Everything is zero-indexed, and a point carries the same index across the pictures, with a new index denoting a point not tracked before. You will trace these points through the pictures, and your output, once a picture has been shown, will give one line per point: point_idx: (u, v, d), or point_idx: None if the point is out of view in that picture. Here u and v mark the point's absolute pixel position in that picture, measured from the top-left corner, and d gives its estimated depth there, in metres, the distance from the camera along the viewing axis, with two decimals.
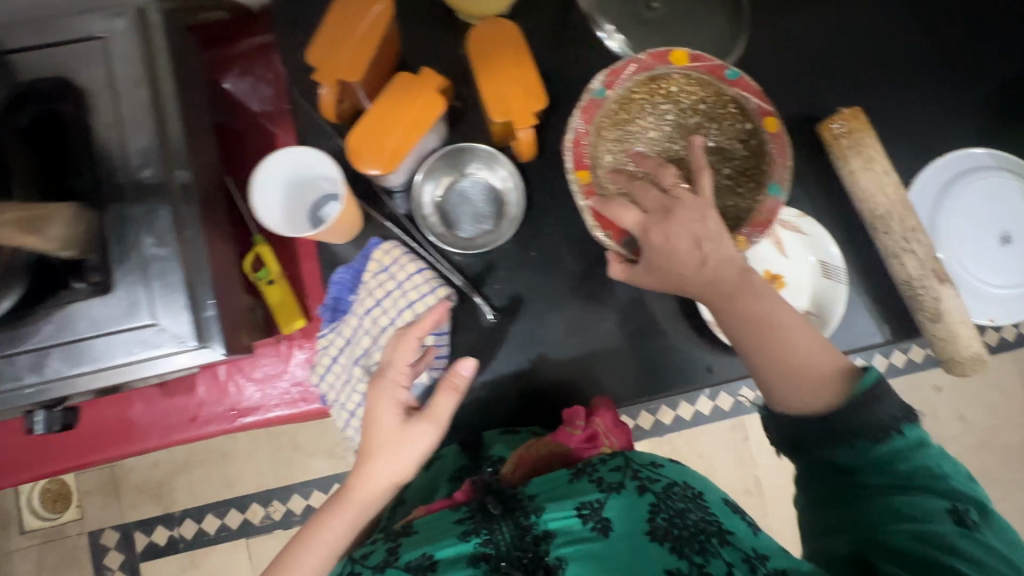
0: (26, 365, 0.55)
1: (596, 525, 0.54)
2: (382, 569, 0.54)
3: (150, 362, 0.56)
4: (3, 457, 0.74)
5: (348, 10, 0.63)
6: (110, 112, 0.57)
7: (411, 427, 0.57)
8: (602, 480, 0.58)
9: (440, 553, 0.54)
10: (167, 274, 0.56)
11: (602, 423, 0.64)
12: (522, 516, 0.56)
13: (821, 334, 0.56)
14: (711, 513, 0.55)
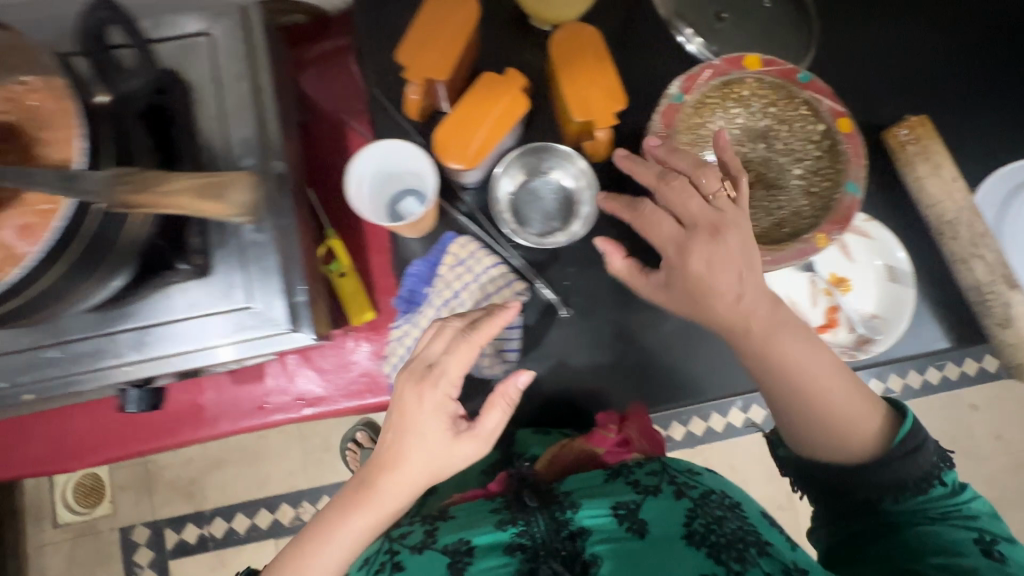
0: (129, 343, 0.57)
1: (631, 526, 0.57)
2: (420, 549, 0.59)
3: (246, 344, 0.58)
4: (79, 438, 0.76)
5: (437, 11, 0.65)
6: (214, 104, 0.60)
7: (456, 441, 0.52)
8: (638, 482, 0.62)
9: (476, 540, 0.59)
10: (264, 259, 0.57)
11: (635, 428, 0.67)
12: (559, 511, 0.60)
13: (861, 383, 0.55)
14: (751, 524, 0.56)
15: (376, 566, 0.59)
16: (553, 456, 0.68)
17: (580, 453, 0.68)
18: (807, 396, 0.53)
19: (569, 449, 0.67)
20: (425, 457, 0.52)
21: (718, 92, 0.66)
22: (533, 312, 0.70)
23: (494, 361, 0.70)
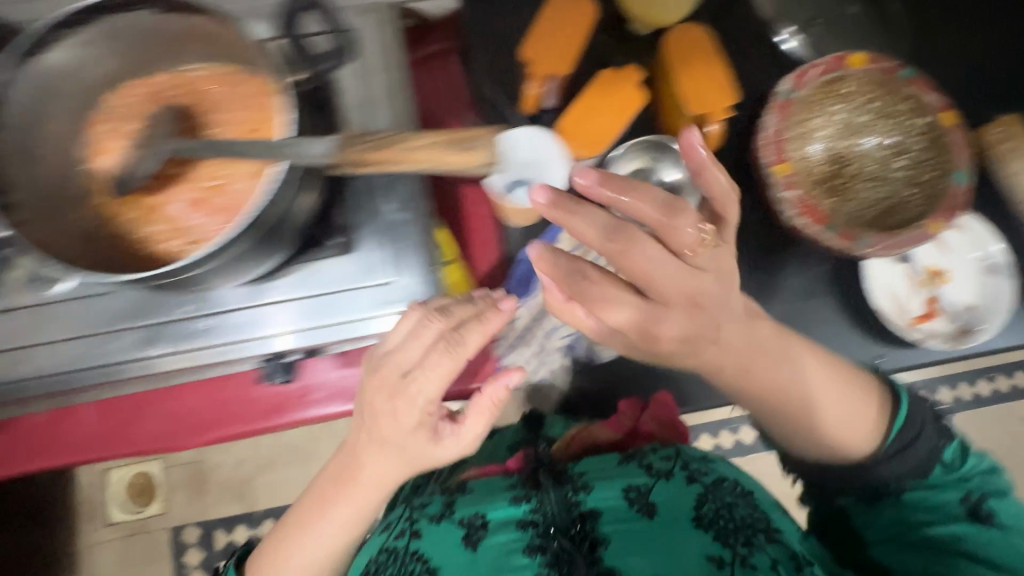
0: (279, 317, 0.60)
1: (640, 507, 0.66)
2: (440, 518, 0.71)
3: (385, 318, 0.60)
4: (190, 419, 0.77)
5: (559, 12, 0.70)
6: (359, 90, 0.63)
7: (443, 441, 0.53)
8: (652, 467, 0.71)
9: (493, 514, 0.69)
10: (407, 238, 0.61)
11: (649, 419, 0.78)
12: (571, 491, 0.70)
13: (843, 391, 0.60)
14: (761, 512, 0.66)
15: (398, 533, 0.72)
16: (571, 439, 0.81)
17: (600, 439, 0.79)
18: (793, 411, 0.58)
19: (588, 433, 0.80)
20: (392, 459, 0.54)
21: (824, 89, 0.68)
22: None
23: (608, 344, 0.73)
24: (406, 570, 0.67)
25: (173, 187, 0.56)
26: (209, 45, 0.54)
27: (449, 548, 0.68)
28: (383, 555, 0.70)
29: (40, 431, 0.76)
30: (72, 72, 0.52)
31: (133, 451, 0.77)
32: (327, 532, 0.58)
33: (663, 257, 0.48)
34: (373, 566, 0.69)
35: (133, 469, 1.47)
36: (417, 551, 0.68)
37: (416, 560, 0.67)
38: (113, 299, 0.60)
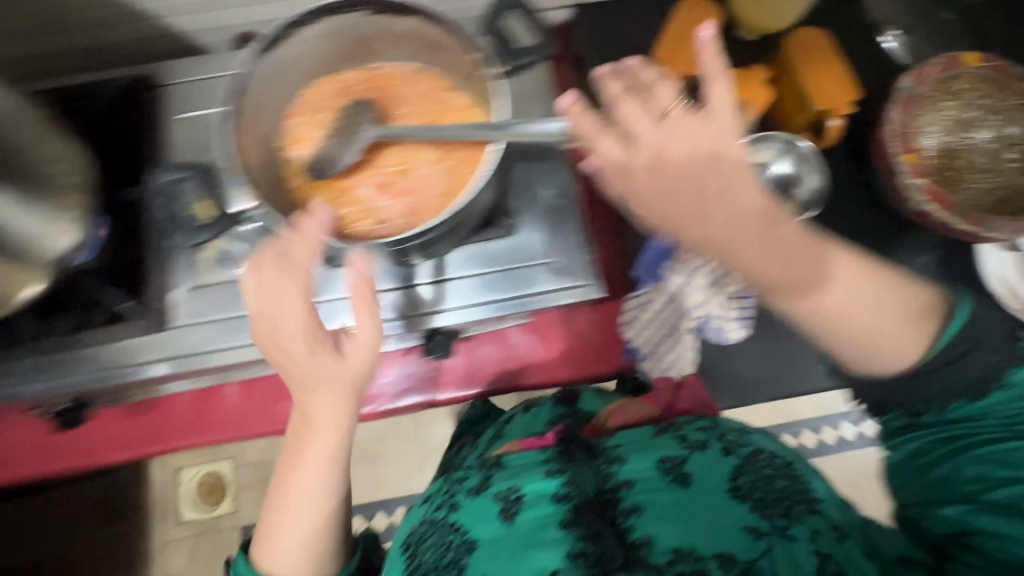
0: (451, 292, 0.65)
1: (675, 477, 0.55)
2: (476, 493, 0.59)
3: (544, 296, 0.65)
4: None
5: (689, 18, 0.75)
6: (517, 88, 0.70)
7: (319, 358, 0.48)
8: (686, 437, 0.59)
9: (526, 489, 0.57)
10: (563, 221, 0.66)
11: (686, 399, 0.69)
12: (604, 463, 0.59)
13: (863, 289, 0.50)
14: (803, 483, 0.55)
15: (438, 505, 0.61)
16: (609, 417, 0.68)
17: (636, 416, 0.67)
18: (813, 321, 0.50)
19: (624, 412, 0.67)
20: (342, 400, 0.50)
21: (943, 87, 0.73)
22: None
23: (737, 327, 0.75)
24: (442, 545, 0.56)
25: (362, 170, 0.61)
26: (404, 41, 0.60)
27: (483, 523, 0.56)
28: (425, 527, 0.60)
29: (186, 408, 0.79)
30: (287, 65, 0.58)
31: (273, 430, 0.80)
32: (319, 490, 0.53)
33: (700, 127, 0.44)
34: (412, 545, 0.60)
35: (205, 466, 1.33)
36: (456, 523, 0.57)
37: (454, 533, 0.56)
38: None
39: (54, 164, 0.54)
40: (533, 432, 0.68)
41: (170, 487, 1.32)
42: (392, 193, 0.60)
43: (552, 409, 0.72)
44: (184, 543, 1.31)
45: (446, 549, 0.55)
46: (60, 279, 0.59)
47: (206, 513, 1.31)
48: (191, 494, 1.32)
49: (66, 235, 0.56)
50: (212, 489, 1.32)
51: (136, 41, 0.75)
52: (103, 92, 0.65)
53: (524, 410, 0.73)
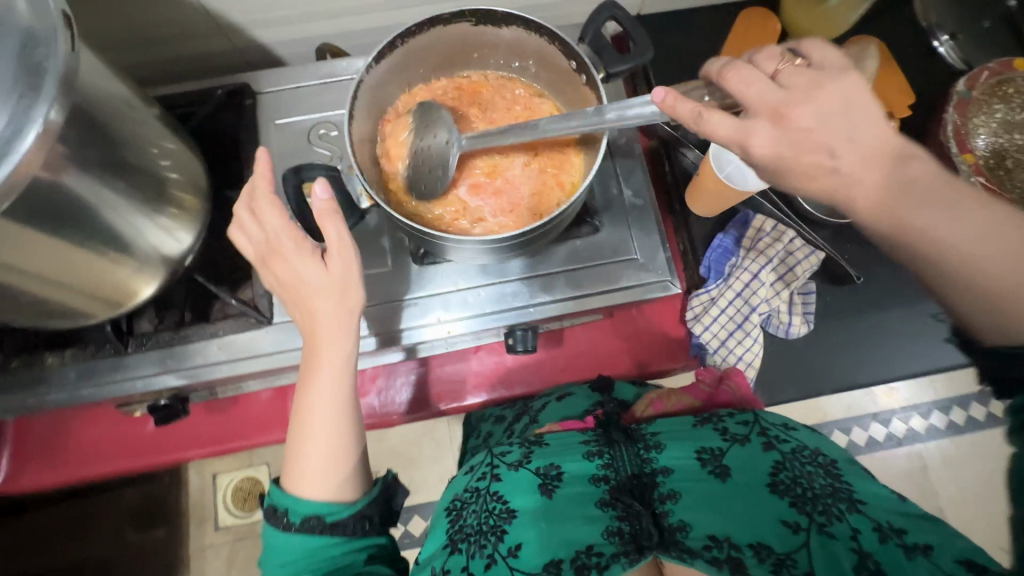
0: (541, 287, 0.68)
1: (714, 469, 0.59)
2: (517, 466, 0.64)
3: (627, 291, 0.68)
4: (399, 398, 0.82)
5: (749, 31, 0.81)
6: None
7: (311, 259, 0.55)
8: (727, 430, 0.63)
9: (566, 466, 0.62)
10: (643, 220, 0.69)
11: (734, 387, 0.72)
12: (643, 449, 0.64)
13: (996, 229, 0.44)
14: (844, 480, 0.57)
15: (479, 475, 0.65)
16: (650, 405, 0.72)
17: (676, 405, 0.71)
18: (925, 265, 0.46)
19: (664, 400, 0.72)
20: (335, 304, 0.56)
21: (994, 87, 0.77)
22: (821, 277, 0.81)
23: (801, 321, 0.77)
24: (485, 511, 0.61)
25: (456, 171, 0.64)
26: (496, 50, 0.64)
27: (523, 495, 0.61)
28: (467, 495, 0.65)
29: (265, 405, 0.81)
30: (391, 71, 0.62)
31: None
32: (323, 405, 0.58)
33: (790, 92, 0.45)
34: (454, 509, 0.64)
35: (240, 472, 1.32)
36: (497, 492, 0.62)
37: (495, 501, 0.61)
38: (387, 278, 0.68)
39: (175, 169, 0.57)
40: (571, 416, 0.73)
41: (205, 493, 1.32)
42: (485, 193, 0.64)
43: (587, 399, 0.76)
44: (221, 549, 1.29)
45: (490, 516, 0.60)
46: (172, 281, 0.62)
47: (242, 520, 1.30)
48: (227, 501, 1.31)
49: (180, 240, 0.60)
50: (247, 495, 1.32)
51: (218, 51, 0.78)
52: (206, 99, 0.70)
53: (558, 399, 0.77)
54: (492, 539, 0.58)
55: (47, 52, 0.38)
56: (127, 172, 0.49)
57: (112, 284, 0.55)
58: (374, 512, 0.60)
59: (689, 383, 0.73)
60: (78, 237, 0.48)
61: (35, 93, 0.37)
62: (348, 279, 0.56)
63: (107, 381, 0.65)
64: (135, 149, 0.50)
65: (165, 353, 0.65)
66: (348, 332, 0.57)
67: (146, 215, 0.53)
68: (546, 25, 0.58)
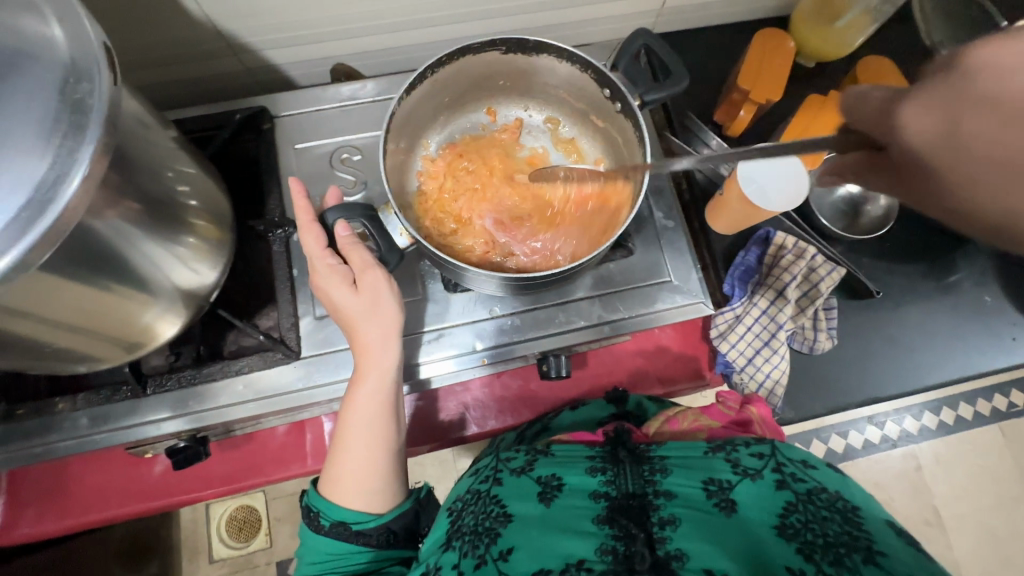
0: (576, 311, 0.67)
1: (720, 502, 0.53)
2: (519, 473, 0.61)
3: (663, 313, 0.67)
4: (416, 427, 0.78)
5: (764, 48, 0.81)
6: None
7: (360, 281, 0.55)
8: (739, 462, 0.56)
9: (568, 478, 0.58)
10: (676, 241, 0.69)
11: (758, 414, 0.68)
12: (648, 470, 0.58)
13: None
14: (863, 531, 0.49)
15: (482, 479, 0.62)
16: (665, 423, 0.67)
17: (692, 424, 0.66)
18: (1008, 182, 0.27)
19: (681, 419, 0.67)
20: (378, 328, 0.55)
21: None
22: (841, 292, 0.82)
23: (827, 336, 0.78)
24: (483, 514, 0.56)
25: (478, 207, 0.63)
26: (525, 79, 0.64)
27: (522, 501, 0.57)
28: (468, 497, 0.61)
29: (281, 439, 0.78)
30: (421, 100, 0.61)
31: None
32: (360, 419, 0.55)
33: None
34: (455, 510, 0.60)
35: (238, 500, 1.28)
36: (496, 497, 0.58)
37: (494, 504, 0.57)
38: (418, 306, 0.66)
39: (200, 202, 0.55)
40: (589, 421, 0.74)
41: (201, 522, 1.27)
42: (512, 225, 0.63)
43: (602, 409, 0.75)
44: None
45: (487, 518, 0.55)
46: (195, 317, 0.60)
47: (240, 549, 1.25)
48: (225, 530, 1.26)
49: (204, 277, 0.58)
50: (245, 523, 1.27)
51: (228, 72, 0.75)
52: (223, 124, 0.68)
53: (571, 408, 0.77)
54: (486, 540, 0.53)
55: (91, 88, 0.36)
56: (156, 207, 0.47)
57: (135, 324, 0.53)
58: (401, 528, 0.57)
59: (710, 403, 0.69)
60: (104, 278, 0.46)
61: (79, 133, 0.35)
62: (381, 294, 0.56)
63: (120, 426, 0.61)
64: (164, 184, 0.48)
65: (182, 394, 0.62)
66: (388, 346, 0.56)
67: (172, 251, 0.51)
68: (578, 52, 0.57)
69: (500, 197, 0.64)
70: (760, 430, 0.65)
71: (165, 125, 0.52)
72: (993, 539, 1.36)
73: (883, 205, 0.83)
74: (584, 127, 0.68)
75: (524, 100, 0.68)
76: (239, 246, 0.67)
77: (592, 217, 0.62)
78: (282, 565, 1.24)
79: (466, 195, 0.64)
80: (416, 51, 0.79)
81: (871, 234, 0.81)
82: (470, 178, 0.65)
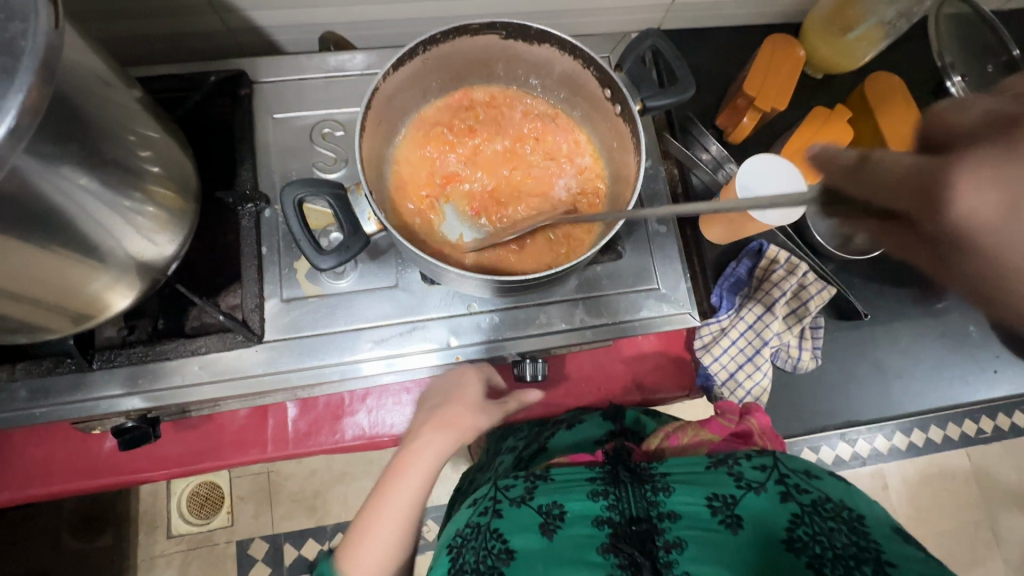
0: (558, 314, 0.64)
1: (726, 519, 0.51)
2: (519, 503, 0.56)
3: (647, 322, 0.65)
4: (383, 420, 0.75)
5: (772, 53, 0.78)
6: None
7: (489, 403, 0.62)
8: (743, 475, 0.53)
9: (569, 505, 0.55)
10: (667, 247, 0.67)
11: (757, 423, 0.63)
12: (651, 491, 0.55)
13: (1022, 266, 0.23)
14: (871, 540, 0.47)
15: (480, 510, 0.57)
16: (664, 439, 0.64)
17: (692, 440, 0.62)
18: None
19: (680, 434, 0.63)
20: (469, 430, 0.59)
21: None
22: (831, 311, 0.81)
23: (810, 356, 0.77)
24: (483, 550, 0.51)
25: (490, 125, 0.63)
26: (520, 67, 0.60)
27: (524, 534, 0.53)
28: (466, 531, 0.55)
29: (242, 422, 0.74)
30: (406, 81, 0.56)
31: (335, 448, 0.75)
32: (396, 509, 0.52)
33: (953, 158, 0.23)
34: (454, 547, 0.54)
35: (198, 477, 1.23)
36: (497, 531, 0.53)
37: (494, 540, 0.52)
38: (386, 297, 0.62)
39: (162, 167, 0.51)
40: (585, 442, 0.69)
41: (157, 497, 1.21)
42: (494, 137, 0.62)
43: (598, 426, 0.71)
44: (172, 561, 1.19)
45: (488, 555, 0.51)
46: (150, 291, 0.57)
47: (197, 527, 1.20)
48: (184, 506, 1.21)
49: (161, 248, 0.54)
50: (205, 500, 1.22)
51: (207, 30, 0.70)
52: (195, 86, 0.63)
53: (569, 426, 0.72)
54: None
55: (24, 29, 0.32)
56: (107, 172, 0.43)
57: (81, 294, 0.49)
58: None
59: (709, 415, 0.65)
60: (44, 241, 0.42)
61: (6, 77, 0.31)
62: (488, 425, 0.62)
63: (64, 401, 0.57)
64: (120, 146, 0.44)
65: (134, 371, 0.58)
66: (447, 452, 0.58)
67: (128, 218, 0.48)
68: (580, 45, 0.53)
69: (458, 190, 0.61)
70: (761, 442, 0.61)
71: (127, 83, 0.47)
72: (949, 558, 1.38)
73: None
74: (583, 136, 0.63)
75: (580, 129, 0.64)
76: (209, 218, 0.63)
77: (416, 177, 0.61)
78: (240, 545, 1.20)
79: (435, 171, 0.61)
80: (411, 26, 0.75)
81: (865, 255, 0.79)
82: (439, 161, 0.61)
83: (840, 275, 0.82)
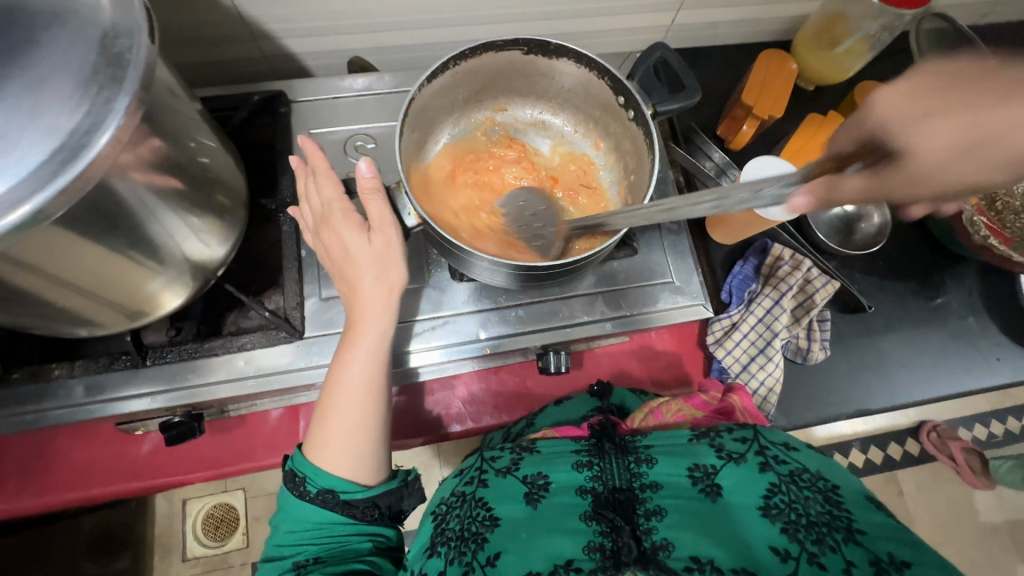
0: (581, 307, 0.68)
1: (706, 488, 0.54)
2: (506, 472, 0.60)
3: (666, 314, 0.69)
4: (408, 418, 0.77)
5: (769, 64, 0.84)
6: None
7: (372, 237, 0.54)
8: (723, 447, 0.57)
9: (555, 476, 0.58)
10: (678, 243, 0.71)
11: (739, 402, 0.68)
12: (634, 462, 0.58)
13: None
14: (844, 509, 0.50)
15: (467, 480, 0.61)
16: (649, 414, 0.67)
17: (675, 416, 0.66)
18: None
19: (664, 411, 0.67)
20: (376, 280, 0.54)
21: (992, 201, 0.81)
22: (837, 306, 0.84)
23: (820, 347, 0.80)
24: (468, 517, 0.55)
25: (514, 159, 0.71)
26: (539, 80, 0.66)
27: (509, 503, 0.56)
28: (452, 499, 0.60)
29: (274, 424, 0.77)
30: (439, 90, 0.62)
31: None
32: (352, 386, 0.54)
33: None
34: (439, 513, 0.59)
35: (214, 498, 1.24)
36: (482, 499, 0.57)
37: (480, 508, 0.56)
38: (426, 295, 0.66)
39: (217, 174, 0.56)
40: (570, 419, 0.74)
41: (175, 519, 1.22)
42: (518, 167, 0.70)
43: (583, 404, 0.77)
44: None
45: (473, 522, 0.55)
46: (200, 291, 0.61)
47: (215, 548, 1.21)
48: (202, 528, 1.22)
49: (213, 251, 0.58)
50: (223, 519, 1.23)
51: (248, 58, 0.77)
52: (241, 106, 0.69)
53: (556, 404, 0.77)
54: (473, 546, 0.52)
55: (129, 46, 0.37)
56: (174, 177, 0.48)
57: (141, 292, 0.53)
58: (385, 504, 0.55)
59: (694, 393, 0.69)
60: (117, 241, 0.46)
61: (115, 86, 0.36)
62: (389, 255, 0.54)
63: (118, 397, 0.61)
64: (185, 152, 0.49)
65: (180, 368, 0.62)
66: (389, 313, 0.55)
67: (186, 221, 0.52)
68: (597, 58, 0.58)
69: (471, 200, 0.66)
70: (741, 418, 0.66)
71: (192, 99, 0.52)
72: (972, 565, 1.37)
73: (876, 222, 0.87)
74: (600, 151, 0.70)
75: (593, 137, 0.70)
76: (252, 226, 0.68)
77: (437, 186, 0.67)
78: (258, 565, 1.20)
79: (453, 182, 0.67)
80: (432, 51, 0.82)
81: (866, 250, 0.84)
82: (463, 178, 0.68)
83: (842, 272, 0.86)
